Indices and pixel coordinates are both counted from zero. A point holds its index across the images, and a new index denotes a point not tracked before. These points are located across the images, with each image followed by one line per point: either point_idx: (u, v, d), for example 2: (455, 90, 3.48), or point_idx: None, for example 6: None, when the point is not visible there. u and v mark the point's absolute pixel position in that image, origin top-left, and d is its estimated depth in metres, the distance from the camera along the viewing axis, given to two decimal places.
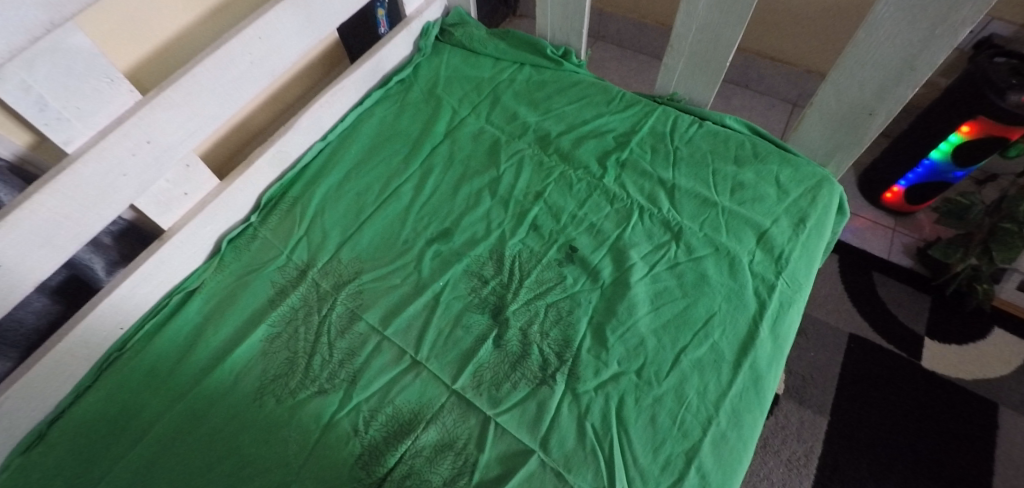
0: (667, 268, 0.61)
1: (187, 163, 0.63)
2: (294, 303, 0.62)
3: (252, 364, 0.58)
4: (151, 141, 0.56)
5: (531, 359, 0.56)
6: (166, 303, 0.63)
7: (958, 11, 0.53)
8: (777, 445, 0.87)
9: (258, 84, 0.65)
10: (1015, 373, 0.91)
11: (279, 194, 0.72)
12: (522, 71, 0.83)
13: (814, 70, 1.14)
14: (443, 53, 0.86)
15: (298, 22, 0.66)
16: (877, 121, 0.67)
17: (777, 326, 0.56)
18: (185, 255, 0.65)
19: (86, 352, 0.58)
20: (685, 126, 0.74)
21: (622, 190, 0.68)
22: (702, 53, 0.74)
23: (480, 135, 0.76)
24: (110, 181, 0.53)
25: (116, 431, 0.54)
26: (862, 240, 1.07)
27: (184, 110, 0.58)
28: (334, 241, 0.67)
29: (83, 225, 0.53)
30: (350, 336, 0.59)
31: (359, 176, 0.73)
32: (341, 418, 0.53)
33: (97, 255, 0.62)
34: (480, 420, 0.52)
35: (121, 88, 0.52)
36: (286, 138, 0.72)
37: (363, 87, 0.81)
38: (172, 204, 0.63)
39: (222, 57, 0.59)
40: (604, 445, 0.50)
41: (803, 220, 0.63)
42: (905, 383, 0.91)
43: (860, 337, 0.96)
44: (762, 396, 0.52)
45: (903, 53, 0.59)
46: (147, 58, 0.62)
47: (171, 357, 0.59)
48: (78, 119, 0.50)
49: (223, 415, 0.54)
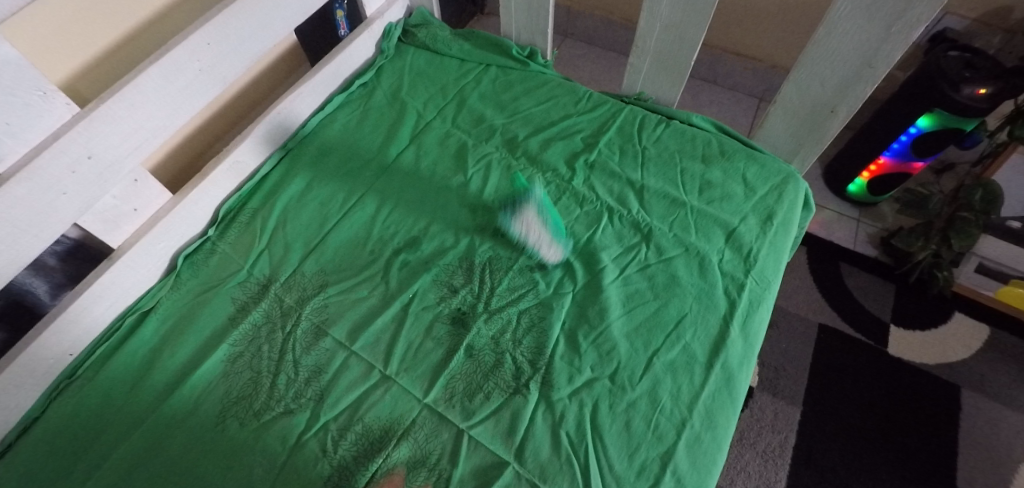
0: (638, 270, 0.61)
1: (135, 177, 0.59)
2: (256, 320, 0.59)
3: (214, 385, 0.55)
4: (93, 156, 0.52)
5: (503, 368, 0.55)
6: (120, 324, 0.60)
7: (913, 9, 0.54)
8: (753, 437, 0.88)
9: (209, 92, 0.62)
10: (975, 356, 0.95)
11: (238, 205, 0.69)
12: (487, 71, 0.81)
13: (778, 65, 1.16)
14: (406, 55, 0.84)
15: (250, 26, 0.63)
16: (838, 118, 0.68)
17: (748, 325, 0.56)
18: (138, 273, 0.62)
19: (31, 381, 0.54)
20: (653, 125, 0.73)
21: (592, 192, 0.67)
22: (667, 52, 0.74)
23: (447, 139, 0.74)
24: (47, 200, 0.50)
25: (66, 463, 0.51)
26: (829, 231, 1.10)
27: (129, 122, 0.55)
28: (297, 254, 0.65)
29: (19, 248, 0.50)
30: (317, 353, 0.57)
31: (322, 184, 0.71)
32: (309, 438, 0.51)
33: (39, 278, 0.59)
34: (453, 434, 0.51)
35: (56, 101, 0.49)
36: (243, 148, 0.69)
37: (323, 91, 0.78)
38: (119, 221, 0.60)
39: (168, 65, 0.56)
40: (579, 453, 0.49)
41: (770, 218, 0.63)
42: (872, 370, 0.93)
43: (829, 327, 0.98)
44: (735, 395, 0.52)
45: (862, 52, 0.60)
46: (85, 68, 0.59)
47: (125, 383, 0.56)
48: (9, 135, 0.46)
49: (184, 441, 0.52)
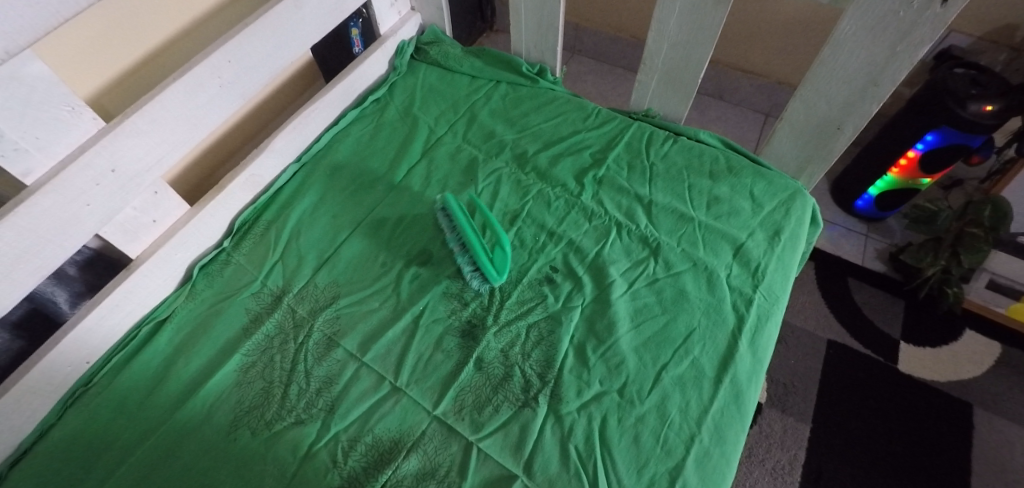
0: (647, 285, 0.61)
1: (155, 190, 0.61)
2: (269, 331, 0.60)
3: (226, 394, 0.56)
4: (116, 170, 0.54)
5: (513, 381, 0.55)
6: (136, 333, 0.61)
7: (917, 29, 0.55)
8: (762, 454, 0.88)
9: (228, 107, 0.64)
10: (988, 374, 0.94)
11: (253, 218, 0.71)
12: (498, 88, 0.83)
13: (784, 81, 1.17)
14: (418, 72, 0.86)
15: (270, 43, 0.65)
16: (845, 135, 0.69)
17: (756, 340, 0.56)
18: (155, 283, 0.63)
19: (49, 389, 0.55)
20: (660, 141, 0.74)
21: (600, 207, 0.68)
22: (675, 70, 0.75)
23: (457, 154, 0.76)
24: (72, 211, 0.51)
25: (82, 471, 0.52)
26: (837, 246, 1.10)
27: (151, 137, 0.56)
28: (310, 265, 0.66)
29: (43, 258, 0.51)
30: (328, 363, 0.58)
31: (336, 197, 0.72)
32: (320, 448, 0.52)
33: (60, 287, 0.60)
34: (462, 446, 0.51)
35: (83, 116, 0.51)
36: (259, 162, 0.70)
37: (337, 107, 0.80)
38: (139, 232, 0.61)
39: (189, 82, 0.58)
40: (588, 468, 0.49)
41: (778, 234, 0.64)
42: (882, 387, 0.92)
43: (838, 343, 0.98)
44: (744, 410, 0.52)
45: (867, 71, 0.61)
46: (110, 85, 0.61)
47: (141, 390, 0.57)
48: (38, 149, 0.48)
49: (197, 450, 0.52)
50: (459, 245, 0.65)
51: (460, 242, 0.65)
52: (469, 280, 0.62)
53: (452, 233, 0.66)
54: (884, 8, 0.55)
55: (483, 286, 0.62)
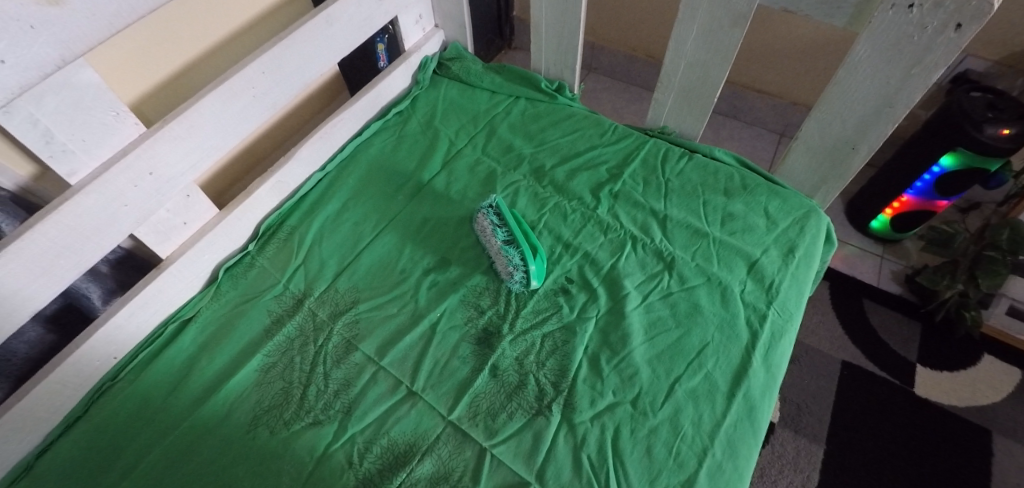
0: (660, 298, 0.62)
1: (187, 193, 0.64)
2: (290, 333, 0.62)
3: (248, 393, 0.57)
4: (153, 173, 0.57)
5: (527, 390, 0.56)
6: (161, 332, 0.63)
7: (931, 52, 0.56)
8: (774, 475, 0.87)
9: (260, 117, 0.67)
10: (1008, 401, 0.92)
11: (278, 222, 0.73)
12: (517, 103, 0.85)
13: (799, 102, 1.18)
14: (440, 87, 0.88)
15: (302, 55, 0.68)
16: (859, 156, 0.69)
17: (770, 356, 0.57)
18: (182, 284, 0.65)
19: (77, 382, 0.57)
20: (676, 158, 0.76)
21: (615, 221, 0.70)
22: (692, 90, 0.77)
23: (477, 166, 0.78)
24: (111, 211, 0.54)
25: (105, 463, 0.53)
26: (851, 267, 1.10)
27: (187, 143, 0.59)
28: (331, 270, 0.68)
29: (84, 254, 0.53)
30: (346, 366, 0.59)
31: (357, 204, 0.75)
32: (336, 449, 0.53)
33: (94, 283, 0.62)
34: (476, 452, 0.52)
35: (126, 121, 0.54)
36: (287, 169, 0.73)
37: (361, 118, 0.83)
38: (170, 233, 0.64)
39: (226, 91, 0.61)
40: (601, 477, 0.50)
41: (792, 251, 0.64)
42: (898, 412, 0.91)
43: (853, 364, 0.97)
44: (757, 425, 0.53)
45: (881, 93, 0.62)
46: (152, 94, 0.64)
47: (165, 387, 0.58)
48: (83, 151, 0.51)
49: (217, 447, 0.54)
50: (506, 242, 0.66)
51: (507, 240, 0.66)
52: (513, 278, 0.63)
53: (500, 229, 0.67)
54: (898, 33, 0.56)
55: (522, 289, 0.64)
